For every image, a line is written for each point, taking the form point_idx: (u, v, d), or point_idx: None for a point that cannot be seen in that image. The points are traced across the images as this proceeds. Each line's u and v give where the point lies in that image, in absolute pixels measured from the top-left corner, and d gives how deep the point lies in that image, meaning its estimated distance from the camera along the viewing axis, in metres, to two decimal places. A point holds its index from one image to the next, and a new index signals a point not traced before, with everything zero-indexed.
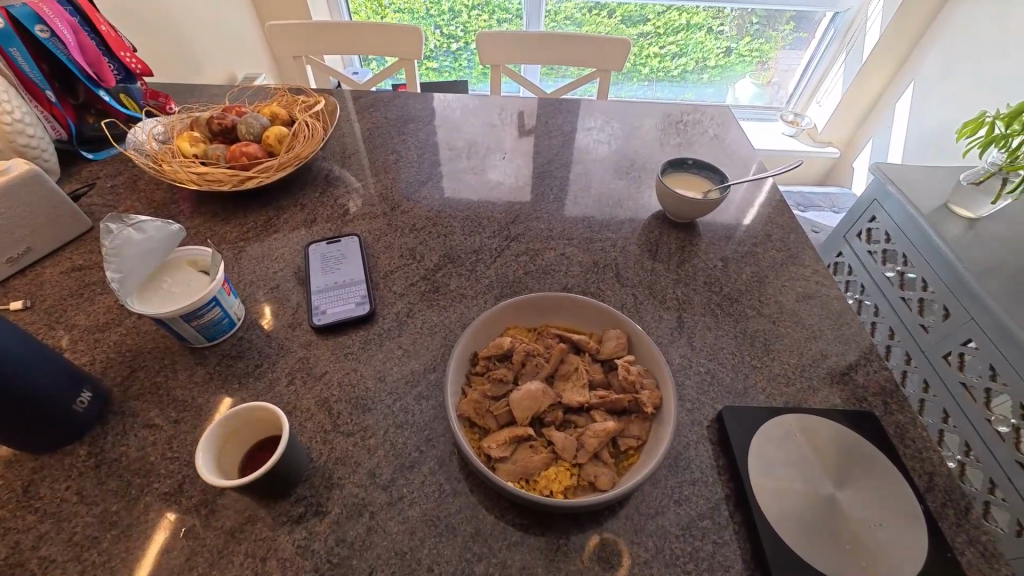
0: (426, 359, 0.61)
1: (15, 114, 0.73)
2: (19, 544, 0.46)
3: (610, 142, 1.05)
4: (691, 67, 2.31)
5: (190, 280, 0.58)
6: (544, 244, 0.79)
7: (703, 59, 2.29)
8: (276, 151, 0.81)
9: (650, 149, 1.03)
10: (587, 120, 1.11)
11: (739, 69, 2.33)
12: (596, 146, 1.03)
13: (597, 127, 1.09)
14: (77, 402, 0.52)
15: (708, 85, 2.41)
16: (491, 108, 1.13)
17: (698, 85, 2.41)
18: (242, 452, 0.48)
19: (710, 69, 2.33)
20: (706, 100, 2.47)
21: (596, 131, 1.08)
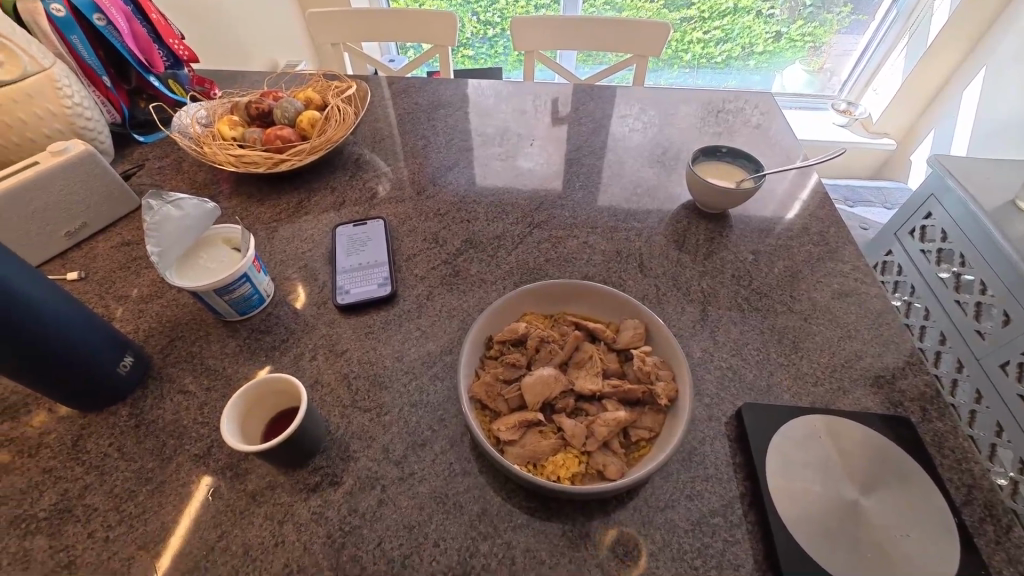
0: (443, 341, 0.62)
1: (74, 98, 0.79)
2: (68, 492, 0.50)
3: (644, 130, 1.02)
4: (736, 53, 2.22)
5: (222, 256, 0.61)
6: (567, 232, 0.78)
7: (750, 45, 2.19)
8: (308, 135, 0.83)
9: (686, 138, 0.99)
10: (620, 108, 1.08)
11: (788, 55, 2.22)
12: (630, 134, 1.00)
13: (634, 116, 1.05)
14: (119, 365, 0.56)
15: (754, 72, 2.31)
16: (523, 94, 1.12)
17: (743, 72, 2.31)
18: (264, 419, 0.51)
19: (757, 56, 2.24)
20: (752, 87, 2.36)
21: (631, 119, 1.05)
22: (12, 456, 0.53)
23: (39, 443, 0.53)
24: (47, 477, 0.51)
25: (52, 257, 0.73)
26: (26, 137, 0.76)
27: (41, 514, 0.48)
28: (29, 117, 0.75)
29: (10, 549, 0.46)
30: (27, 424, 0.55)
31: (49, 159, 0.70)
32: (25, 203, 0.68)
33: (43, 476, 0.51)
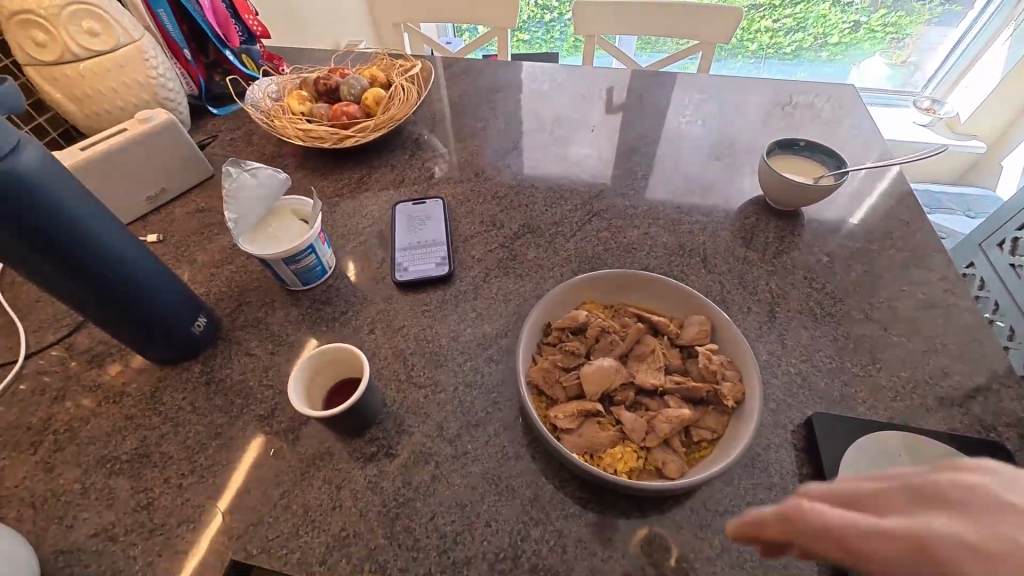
0: (498, 325, 0.62)
1: (159, 69, 0.82)
2: (147, 439, 0.53)
3: (702, 120, 0.97)
4: (808, 43, 2.09)
5: (290, 227, 0.63)
6: (627, 222, 0.75)
7: (824, 36, 2.06)
8: (372, 113, 0.84)
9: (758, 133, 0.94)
10: (679, 96, 1.03)
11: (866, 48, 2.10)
12: (686, 125, 0.96)
13: (688, 105, 1.01)
14: (195, 325, 0.58)
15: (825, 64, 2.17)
16: (577, 78, 1.09)
17: (816, 64, 2.17)
18: (324, 388, 0.52)
19: (830, 47, 2.10)
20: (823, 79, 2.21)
21: (687, 109, 1.00)
22: (98, 400, 0.57)
23: (122, 391, 0.57)
24: (128, 424, 0.54)
25: (135, 220, 0.77)
26: (116, 105, 0.80)
27: (123, 457, 0.52)
28: (119, 86, 0.79)
29: (97, 486, 0.50)
30: (111, 373, 0.59)
31: (135, 125, 0.74)
32: (113, 166, 0.72)
33: (125, 422, 0.55)
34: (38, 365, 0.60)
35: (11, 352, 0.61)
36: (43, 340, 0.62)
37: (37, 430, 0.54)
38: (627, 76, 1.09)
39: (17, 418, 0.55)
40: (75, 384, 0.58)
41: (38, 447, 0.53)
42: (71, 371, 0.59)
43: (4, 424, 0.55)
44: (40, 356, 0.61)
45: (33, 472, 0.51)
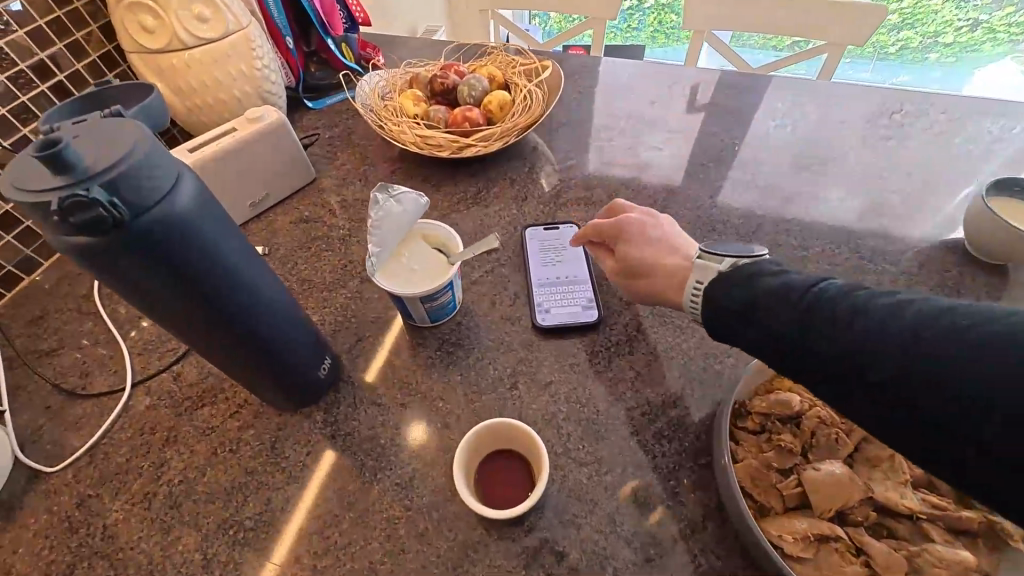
0: (664, 390, 0.52)
1: (264, 60, 0.75)
2: (272, 501, 0.47)
3: (793, 127, 0.83)
4: (915, 43, 1.75)
5: (426, 257, 0.54)
6: (799, 265, 0.64)
7: (937, 33, 1.71)
8: (494, 118, 0.75)
9: (918, 151, 0.78)
10: (790, 97, 0.88)
11: (988, 50, 1.75)
12: (774, 131, 0.83)
13: (782, 108, 0.86)
14: (321, 369, 0.51)
15: (931, 67, 1.83)
16: (661, 74, 0.95)
17: (922, 67, 1.83)
18: (473, 469, 0.44)
19: (939, 47, 1.76)
20: (930, 87, 1.87)
21: (781, 113, 0.86)
22: (213, 448, 0.50)
23: (239, 438, 0.51)
24: (249, 480, 0.48)
25: None
26: (219, 99, 0.73)
27: (247, 523, 0.45)
28: (225, 79, 0.72)
29: (221, 558, 0.44)
30: (225, 414, 0.52)
31: (246, 126, 0.68)
32: (223, 172, 0.66)
33: (246, 478, 0.48)
34: (146, 398, 0.54)
35: (117, 378, 0.56)
36: (150, 367, 0.57)
37: (149, 480, 0.48)
38: (715, 76, 0.93)
39: (127, 462, 0.50)
40: (186, 424, 0.52)
41: (151, 501, 0.47)
42: (182, 408, 0.53)
43: (114, 468, 0.49)
44: (148, 386, 0.55)
45: (149, 533, 0.45)
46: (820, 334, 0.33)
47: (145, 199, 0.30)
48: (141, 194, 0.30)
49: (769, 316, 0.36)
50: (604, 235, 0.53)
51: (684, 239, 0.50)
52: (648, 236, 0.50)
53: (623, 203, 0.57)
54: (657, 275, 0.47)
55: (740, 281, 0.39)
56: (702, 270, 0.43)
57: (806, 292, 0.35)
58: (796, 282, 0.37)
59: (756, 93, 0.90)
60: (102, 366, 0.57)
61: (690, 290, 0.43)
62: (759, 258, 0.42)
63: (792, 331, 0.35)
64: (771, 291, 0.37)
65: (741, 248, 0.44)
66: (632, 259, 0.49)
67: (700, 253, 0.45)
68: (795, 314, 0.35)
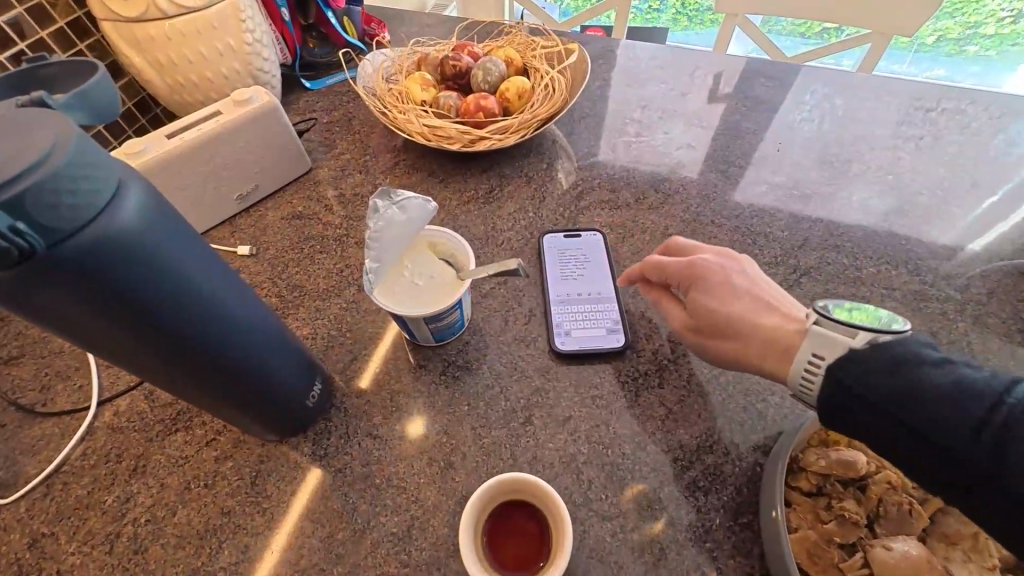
0: (699, 431, 0.46)
1: (255, 34, 0.67)
2: (250, 549, 0.41)
3: (821, 121, 0.74)
4: (954, 34, 1.51)
5: (432, 269, 0.47)
6: (851, 288, 0.56)
7: (979, 23, 1.47)
8: (511, 108, 0.67)
9: (967, 154, 0.69)
10: (831, 89, 0.78)
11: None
12: (799, 125, 0.74)
13: (810, 100, 0.77)
14: (309, 397, 0.45)
15: (969, 61, 1.58)
16: (682, 61, 0.86)
17: (961, 59, 1.58)
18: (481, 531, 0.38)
19: (981, 39, 1.51)
20: (959, 80, 1.61)
21: (808, 106, 0.77)
22: (185, 483, 0.44)
23: (215, 471, 0.45)
24: (226, 522, 0.42)
25: (222, 222, 0.64)
26: (204, 77, 0.66)
27: (220, 575, 0.40)
28: (210, 54, 0.64)
29: None
30: (201, 442, 0.46)
31: (232, 109, 0.60)
32: (204, 159, 0.58)
33: (222, 519, 0.42)
34: (112, 419, 0.48)
35: (81, 395, 0.50)
36: (119, 382, 0.50)
37: (111, 518, 0.43)
38: (741, 64, 0.84)
39: (87, 496, 0.44)
40: (156, 453, 0.46)
41: (113, 544, 0.41)
42: (152, 433, 0.47)
43: (72, 502, 0.43)
44: (116, 406, 0.49)
45: None
46: (1011, 454, 0.29)
47: (70, 218, 0.24)
48: (64, 213, 0.24)
49: (935, 425, 0.31)
50: (676, 281, 0.47)
51: (769, 289, 0.45)
52: (732, 286, 0.45)
53: (685, 240, 0.51)
54: (758, 336, 0.42)
55: (885, 367, 0.34)
56: (819, 341, 0.38)
57: (996, 403, 0.30)
58: (975, 381, 0.32)
59: (780, 84, 0.80)
60: (66, 380, 0.51)
61: (805, 362, 0.38)
62: (901, 334, 0.36)
63: (975, 449, 0.30)
64: (940, 389, 0.32)
65: (871, 315, 0.38)
66: (716, 315, 0.44)
67: (816, 318, 0.39)
68: (974, 426, 0.30)
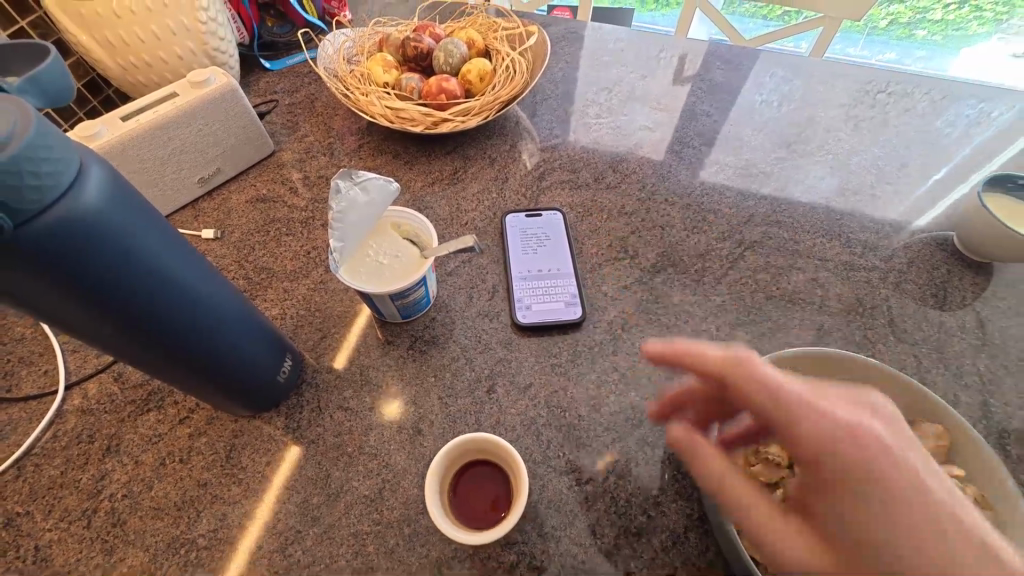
0: (649, 393, 0.50)
1: (210, 12, 0.66)
2: (227, 517, 0.43)
3: (769, 104, 0.79)
4: (904, 20, 1.60)
5: (399, 250, 0.49)
6: (790, 260, 0.61)
7: (926, 8, 1.57)
8: (472, 90, 0.68)
9: (898, 136, 0.75)
10: (788, 73, 0.82)
11: (974, 30, 1.60)
12: (750, 107, 0.78)
13: (760, 83, 0.81)
14: (281, 372, 0.47)
15: (917, 44, 1.67)
16: (643, 44, 0.88)
17: (911, 44, 1.67)
18: (450, 490, 0.41)
19: (931, 25, 1.61)
20: (912, 64, 1.70)
21: (758, 89, 0.81)
22: (161, 459, 0.46)
23: (191, 446, 0.46)
24: (203, 493, 0.44)
25: (184, 206, 0.63)
26: (157, 56, 0.64)
27: (200, 541, 0.42)
28: (163, 34, 0.63)
29: None
30: (174, 420, 0.48)
31: (190, 92, 0.59)
32: (163, 143, 0.58)
33: (199, 491, 0.44)
34: (82, 402, 0.49)
35: (47, 379, 0.50)
36: (86, 366, 0.51)
37: (87, 494, 0.44)
38: (698, 47, 0.87)
39: (61, 475, 0.45)
40: (129, 432, 0.47)
41: (91, 519, 0.43)
42: (123, 415, 0.48)
43: (47, 481, 0.44)
44: (85, 389, 0.50)
45: (88, 554, 0.41)
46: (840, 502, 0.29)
47: (35, 199, 0.26)
48: (30, 195, 0.25)
49: None
50: None
51: None
52: None
53: None
54: None
55: None
56: None
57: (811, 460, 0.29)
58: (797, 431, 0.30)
59: (735, 67, 0.84)
60: (30, 365, 0.51)
61: None
62: None
63: None
64: None
65: None
66: None
67: None
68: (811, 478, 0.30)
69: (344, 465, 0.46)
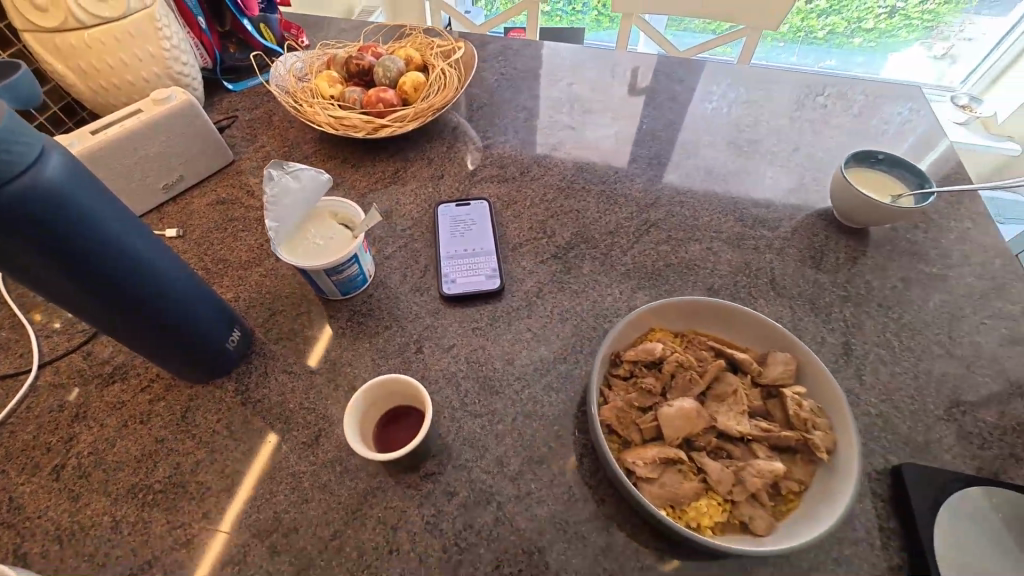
0: (556, 347, 0.57)
1: (172, 40, 0.74)
2: (181, 466, 0.49)
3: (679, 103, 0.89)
4: (841, 29, 1.80)
5: (332, 233, 0.57)
6: (688, 233, 0.69)
7: (859, 19, 1.77)
8: (408, 99, 0.77)
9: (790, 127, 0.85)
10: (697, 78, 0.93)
11: (904, 37, 1.80)
12: (663, 108, 0.88)
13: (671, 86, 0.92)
14: (229, 341, 0.53)
15: (857, 52, 1.88)
16: (571, 56, 0.98)
17: (849, 50, 1.87)
18: (371, 427, 0.48)
19: (865, 33, 1.81)
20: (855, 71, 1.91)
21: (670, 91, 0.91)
22: (123, 421, 0.52)
23: (150, 409, 0.53)
24: (160, 448, 0.50)
25: (150, 210, 0.71)
26: (125, 80, 0.73)
27: (156, 486, 0.48)
28: (130, 60, 0.71)
29: (129, 520, 0.46)
30: (136, 389, 0.54)
31: (152, 108, 0.67)
32: (129, 153, 0.65)
33: (156, 446, 0.50)
34: (53, 378, 0.55)
35: (22, 360, 0.56)
36: (58, 348, 0.57)
37: (56, 453, 0.50)
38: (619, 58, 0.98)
39: (33, 439, 0.51)
40: (95, 401, 0.53)
41: (59, 473, 0.49)
42: (90, 387, 0.54)
43: (20, 445, 0.50)
44: (56, 367, 0.56)
45: (56, 502, 0.47)
46: None
47: (8, 170, 0.33)
48: (4, 167, 0.32)
49: None
50: None
51: None
52: None
53: None
54: None
55: None
56: None
57: None
58: None
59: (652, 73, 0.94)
60: (7, 350, 0.57)
61: None
62: None
63: None
64: None
65: None
66: None
67: None
68: None
69: (285, 418, 0.52)
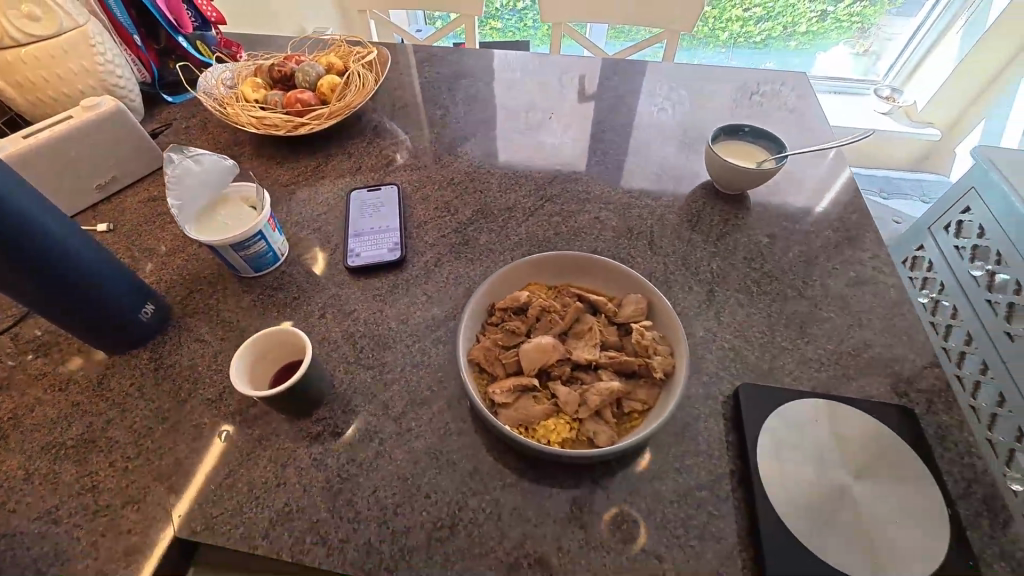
0: (448, 307, 0.63)
1: (107, 55, 0.81)
2: (93, 424, 0.54)
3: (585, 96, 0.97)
4: (778, 32, 1.91)
5: (241, 214, 0.63)
6: (580, 206, 0.76)
7: (794, 23, 1.89)
8: (327, 100, 0.84)
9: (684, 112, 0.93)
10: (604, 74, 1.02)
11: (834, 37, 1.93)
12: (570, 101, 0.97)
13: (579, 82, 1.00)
14: (142, 313, 0.58)
15: (794, 52, 2.00)
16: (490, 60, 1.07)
17: (786, 52, 2.00)
18: (260, 378, 0.53)
19: (799, 35, 1.93)
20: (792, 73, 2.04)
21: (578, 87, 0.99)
22: (43, 389, 0.57)
23: (69, 378, 0.57)
24: (75, 410, 0.55)
25: (84, 209, 0.76)
26: (61, 92, 0.79)
27: (69, 442, 0.52)
28: (65, 74, 0.78)
29: (41, 471, 0.51)
30: (57, 362, 0.59)
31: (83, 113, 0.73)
32: (61, 155, 0.71)
33: (72, 408, 0.55)
34: None
35: None
36: None
37: None
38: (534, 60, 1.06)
39: None
40: (18, 374, 0.58)
41: None
42: (14, 362, 0.59)
43: None
44: None
45: None
46: None
47: None
48: None
49: None
50: None
51: None
52: None
53: None
54: None
55: None
56: None
57: None
58: None
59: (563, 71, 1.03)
60: None
61: None
62: None
63: None
64: None
65: None
66: None
67: None
68: None
69: (194, 378, 0.57)
